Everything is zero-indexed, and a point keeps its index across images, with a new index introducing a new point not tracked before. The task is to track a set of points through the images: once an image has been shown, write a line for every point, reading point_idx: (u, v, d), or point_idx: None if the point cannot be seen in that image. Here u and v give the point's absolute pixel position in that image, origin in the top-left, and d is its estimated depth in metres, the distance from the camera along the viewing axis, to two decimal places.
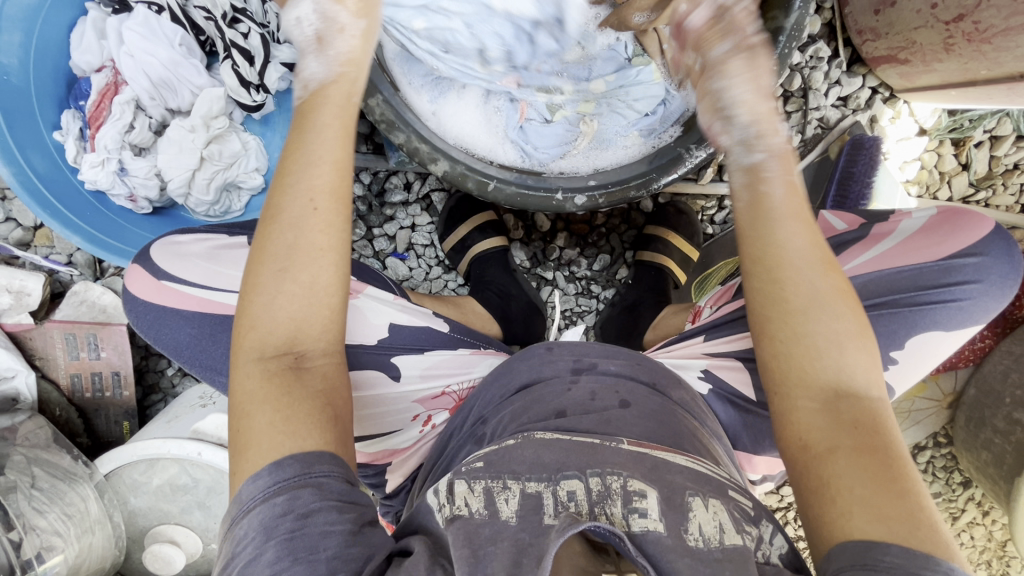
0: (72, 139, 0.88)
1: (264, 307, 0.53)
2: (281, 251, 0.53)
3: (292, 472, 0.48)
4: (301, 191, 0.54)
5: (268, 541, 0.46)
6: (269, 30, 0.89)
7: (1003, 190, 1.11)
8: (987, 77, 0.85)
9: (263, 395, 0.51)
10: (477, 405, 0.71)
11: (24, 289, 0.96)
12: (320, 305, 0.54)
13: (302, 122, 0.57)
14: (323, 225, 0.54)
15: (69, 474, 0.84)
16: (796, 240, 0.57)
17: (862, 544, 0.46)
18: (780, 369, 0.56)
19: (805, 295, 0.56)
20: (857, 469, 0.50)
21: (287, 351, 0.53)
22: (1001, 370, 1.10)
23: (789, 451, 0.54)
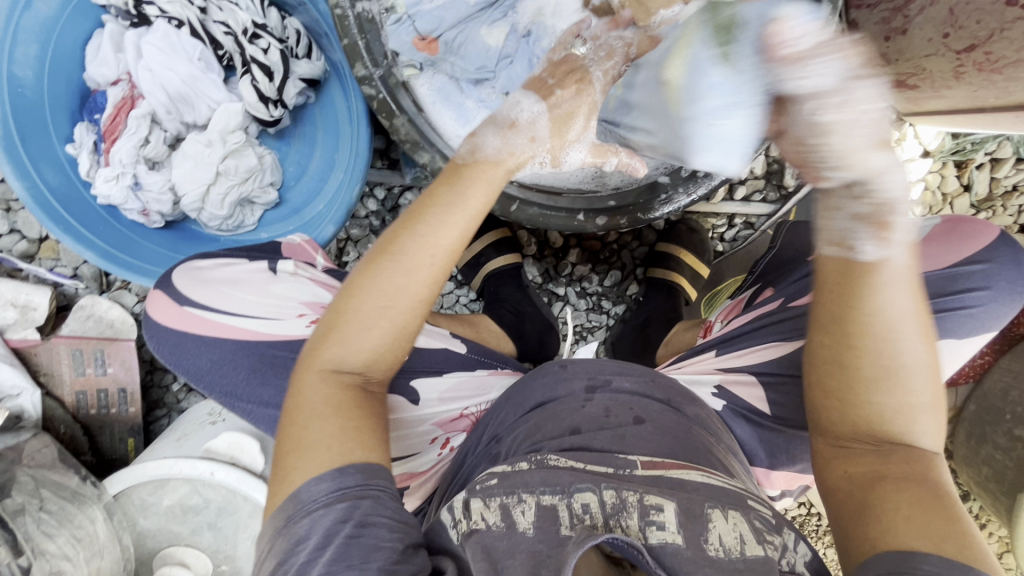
0: (86, 153, 0.86)
1: (348, 335, 0.55)
2: (390, 276, 0.54)
3: (354, 481, 0.49)
4: (426, 240, 0.55)
5: (327, 545, 0.47)
6: (288, 45, 0.88)
7: (1002, 211, 1.13)
8: (995, 105, 0.87)
9: (334, 410, 0.53)
10: (491, 424, 0.68)
11: (30, 304, 0.94)
12: (402, 339, 0.57)
13: (451, 176, 0.57)
14: (441, 275, 0.56)
15: (77, 496, 0.83)
16: (911, 302, 0.49)
17: (904, 553, 0.46)
18: (834, 407, 0.55)
19: (909, 360, 0.51)
20: (906, 497, 0.50)
21: (358, 372, 0.56)
22: (1002, 388, 1.11)
23: (838, 485, 0.55)
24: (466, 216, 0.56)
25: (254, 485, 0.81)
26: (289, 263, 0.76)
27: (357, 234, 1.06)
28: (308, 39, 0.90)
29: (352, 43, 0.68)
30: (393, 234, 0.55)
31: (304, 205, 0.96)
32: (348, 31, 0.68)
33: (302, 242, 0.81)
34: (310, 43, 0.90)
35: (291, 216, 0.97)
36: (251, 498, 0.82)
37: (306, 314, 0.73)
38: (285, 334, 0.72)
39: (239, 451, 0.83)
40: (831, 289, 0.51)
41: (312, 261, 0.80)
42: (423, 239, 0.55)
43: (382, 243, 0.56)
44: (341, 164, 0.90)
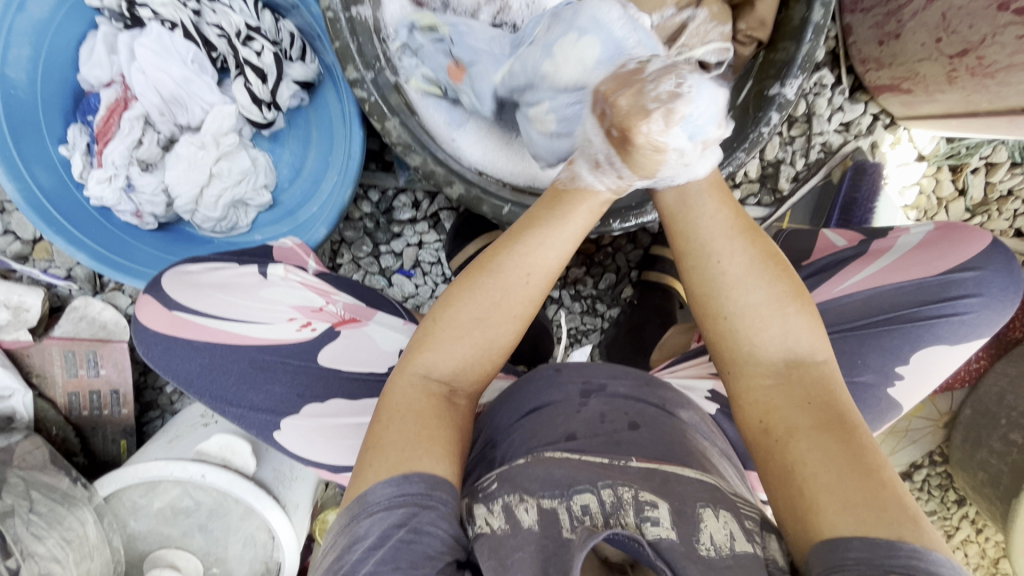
0: (79, 154, 0.87)
1: (445, 343, 0.57)
2: (489, 291, 0.57)
3: (417, 489, 0.48)
4: (526, 261, 0.57)
5: (379, 546, 0.46)
6: (282, 47, 0.89)
7: (997, 216, 1.11)
8: (988, 109, 0.87)
9: (418, 412, 0.54)
10: (486, 428, 0.67)
11: (21, 305, 0.93)
12: (487, 359, 0.59)
13: (552, 202, 0.58)
14: (533, 299, 0.58)
15: (67, 497, 0.83)
16: (719, 213, 0.59)
17: (835, 538, 0.44)
18: (734, 352, 0.58)
19: (732, 272, 0.57)
20: (820, 450, 0.50)
21: (446, 381, 0.57)
22: (997, 392, 1.11)
23: (755, 438, 0.55)
24: (562, 247, 0.58)
25: (246, 488, 0.81)
26: (279, 267, 0.76)
27: (351, 236, 1.06)
28: (302, 40, 0.90)
29: (343, 46, 0.69)
30: (493, 252, 0.58)
31: (298, 207, 0.96)
32: (340, 33, 0.68)
33: (295, 246, 0.81)
34: (304, 45, 0.90)
35: (285, 218, 0.97)
36: (242, 500, 0.82)
37: (297, 318, 0.74)
38: (275, 338, 0.72)
39: (230, 453, 0.82)
40: (675, 222, 0.60)
41: (305, 264, 0.80)
42: (520, 265, 0.57)
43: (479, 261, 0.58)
44: (335, 166, 0.90)
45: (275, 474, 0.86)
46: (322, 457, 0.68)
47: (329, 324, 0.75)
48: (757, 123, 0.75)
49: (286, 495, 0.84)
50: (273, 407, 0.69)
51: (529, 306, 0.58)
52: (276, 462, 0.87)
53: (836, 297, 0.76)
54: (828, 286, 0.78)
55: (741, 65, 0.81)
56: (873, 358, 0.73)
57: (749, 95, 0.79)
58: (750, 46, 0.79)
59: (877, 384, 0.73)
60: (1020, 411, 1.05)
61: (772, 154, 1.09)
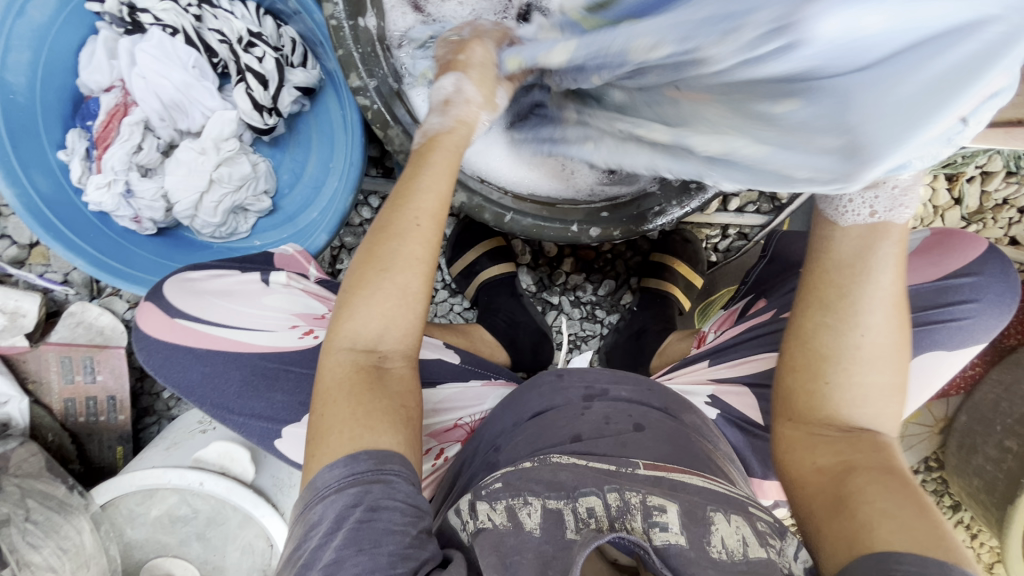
0: (78, 160, 0.86)
1: (355, 313, 0.54)
2: (392, 243, 0.54)
3: (366, 467, 0.48)
4: (410, 208, 0.55)
5: (338, 530, 0.46)
6: (283, 53, 0.88)
7: (992, 223, 1.13)
8: (985, 120, 0.88)
9: (350, 392, 0.51)
10: (488, 434, 0.67)
11: (18, 310, 0.93)
12: (409, 312, 0.55)
13: (415, 161, 0.57)
14: (436, 239, 0.55)
15: (64, 505, 0.82)
16: (889, 285, 0.53)
17: (884, 552, 0.44)
18: (814, 399, 0.55)
19: (867, 342, 0.53)
20: (878, 488, 0.49)
21: (372, 349, 0.54)
22: (993, 399, 1.11)
23: (810, 480, 0.53)
24: (444, 182, 0.56)
25: (244, 495, 0.80)
26: (282, 275, 0.77)
27: (352, 242, 1.06)
28: (303, 47, 0.90)
29: (347, 52, 0.69)
30: (384, 209, 0.55)
31: (298, 212, 0.96)
32: (344, 41, 0.68)
33: (296, 252, 0.81)
34: (306, 50, 0.90)
35: (285, 223, 0.97)
36: (241, 508, 0.81)
37: (298, 325, 0.73)
38: (276, 346, 0.71)
39: (229, 461, 0.82)
40: (814, 276, 0.55)
41: (305, 272, 0.81)
42: (411, 207, 0.55)
43: (377, 220, 0.56)
44: (335, 171, 0.89)
45: (275, 482, 0.84)
46: None
47: None
48: None
49: (285, 502, 0.84)
50: (274, 415, 0.69)
51: (434, 240, 0.55)
52: (275, 469, 0.85)
53: None
54: None
55: None
56: None
57: None
58: None
59: None
60: (1015, 418, 1.05)
61: None
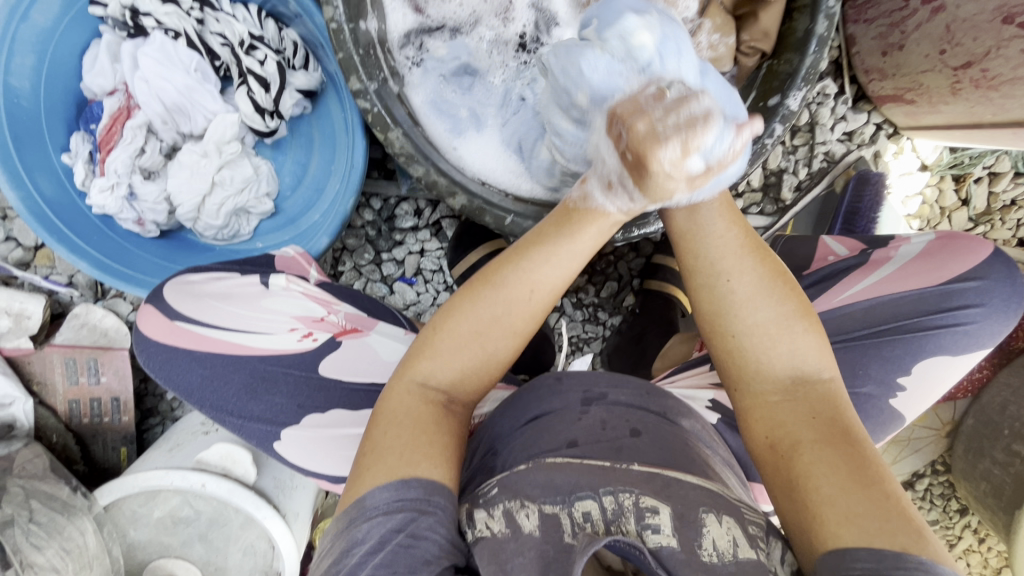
0: (82, 162, 0.87)
1: (441, 353, 0.56)
2: (495, 304, 0.54)
3: (416, 494, 0.49)
4: (527, 278, 0.54)
5: (378, 550, 0.47)
6: (285, 57, 0.88)
7: (1000, 225, 1.11)
8: (992, 121, 0.87)
9: (413, 420, 0.53)
10: (487, 437, 0.66)
11: (23, 312, 0.94)
12: (486, 371, 0.57)
13: (563, 215, 0.54)
14: (535, 319, 0.56)
15: (67, 507, 0.83)
16: (729, 233, 0.57)
17: (841, 550, 0.45)
18: (739, 363, 0.57)
19: (740, 291, 0.56)
20: (824, 464, 0.50)
21: (446, 391, 0.56)
22: (1000, 402, 1.10)
23: (763, 456, 0.54)
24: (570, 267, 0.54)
25: (246, 497, 0.81)
26: (281, 278, 0.76)
27: (353, 244, 1.06)
28: (305, 49, 0.89)
29: (347, 56, 0.68)
30: (502, 262, 0.55)
31: (299, 215, 0.96)
32: (344, 44, 0.67)
33: (296, 255, 0.81)
34: (307, 53, 0.89)
35: (287, 225, 0.97)
36: (242, 510, 0.81)
37: (297, 329, 0.74)
38: (277, 349, 0.72)
39: (231, 463, 0.82)
40: (682, 241, 0.58)
41: (305, 274, 0.80)
42: (526, 275, 0.54)
43: (487, 269, 0.55)
44: (337, 173, 0.89)
45: (276, 483, 0.85)
46: (323, 469, 0.67)
47: (329, 334, 0.74)
48: (760, 135, 0.73)
49: (287, 504, 0.84)
50: (274, 417, 0.69)
51: (531, 321, 0.56)
52: (277, 470, 0.86)
53: (838, 307, 0.76)
54: (829, 296, 0.77)
55: (745, 75, 0.80)
56: (874, 367, 0.73)
57: (755, 103, 0.77)
58: (753, 57, 0.78)
59: (879, 396, 0.73)
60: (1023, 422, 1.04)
61: (774, 163, 1.08)
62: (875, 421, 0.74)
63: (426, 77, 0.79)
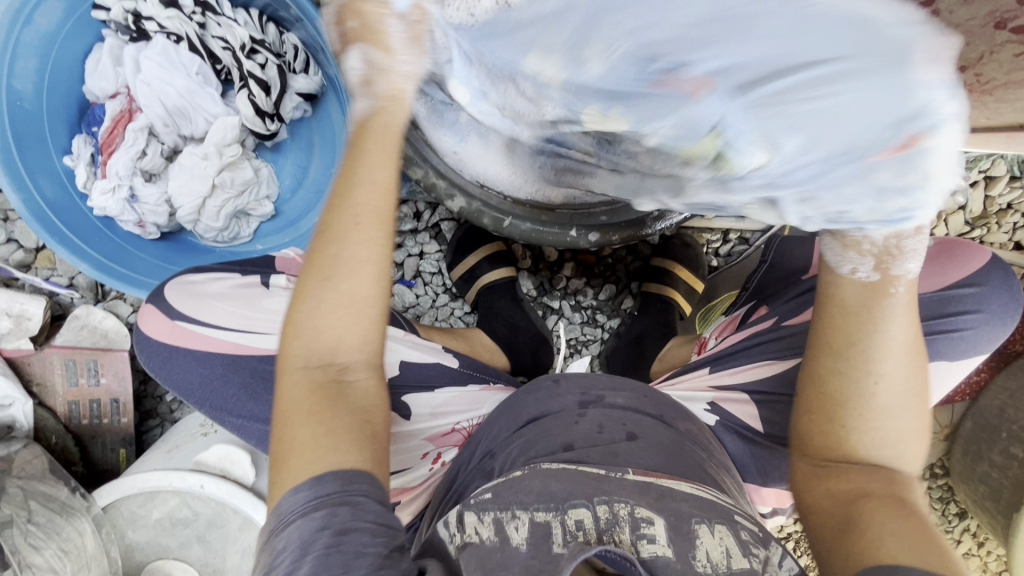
0: (83, 164, 0.87)
1: (304, 325, 0.53)
2: (335, 247, 0.52)
3: (332, 488, 0.47)
4: (347, 207, 0.52)
5: (304, 556, 0.44)
6: (286, 60, 0.90)
7: (997, 228, 1.12)
8: (987, 125, 0.87)
9: (305, 408, 0.51)
10: (484, 439, 0.67)
11: (24, 313, 0.94)
12: (363, 318, 0.53)
13: (358, 146, 0.53)
14: (381, 237, 0.53)
15: (65, 508, 0.82)
16: (904, 330, 0.52)
17: (891, 566, 0.45)
18: (843, 439, 0.56)
19: (892, 392, 0.54)
20: (886, 510, 0.50)
21: (326, 362, 0.53)
22: (998, 405, 1.10)
23: (822, 506, 0.54)
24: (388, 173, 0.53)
25: (244, 498, 0.81)
26: (281, 278, 0.77)
27: None
28: (305, 53, 0.90)
29: None
30: (329, 213, 0.53)
31: (299, 217, 0.97)
32: None
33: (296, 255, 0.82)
34: (308, 57, 0.91)
35: (286, 228, 0.98)
36: (240, 511, 0.81)
37: None
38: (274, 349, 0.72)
39: (230, 464, 0.82)
40: (830, 330, 0.54)
41: None
42: (348, 207, 0.52)
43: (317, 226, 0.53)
44: None
45: None
46: None
47: None
48: None
49: None
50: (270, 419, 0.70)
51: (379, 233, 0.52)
52: None
53: None
54: None
55: None
56: None
57: None
58: None
59: None
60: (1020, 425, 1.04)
61: None
62: None
63: None
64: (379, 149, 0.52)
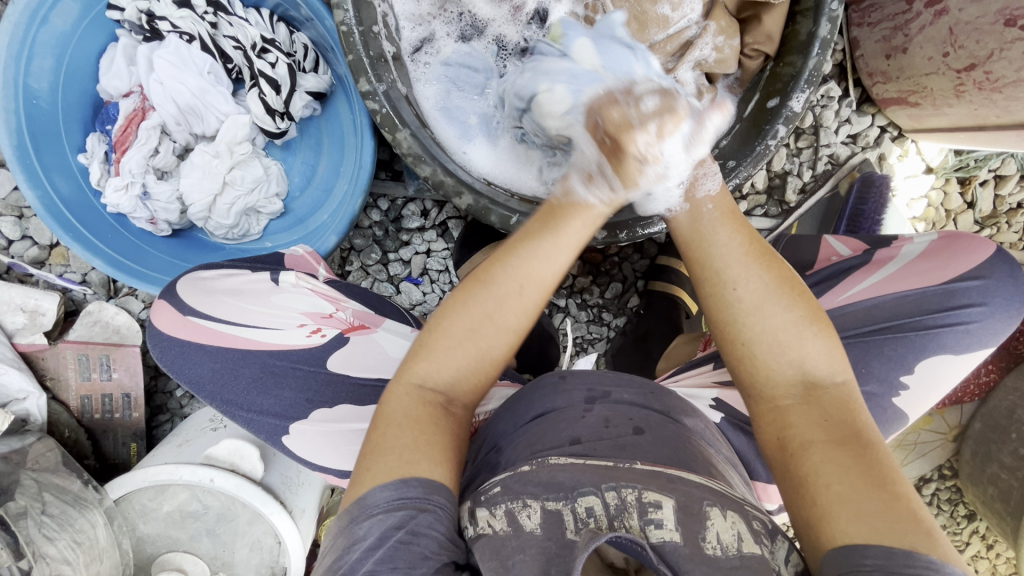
0: (97, 162, 0.89)
1: (435, 355, 0.56)
2: (490, 300, 0.56)
3: (415, 493, 0.49)
4: (516, 271, 0.56)
5: (378, 546, 0.47)
6: (296, 60, 0.91)
7: (1006, 228, 1.11)
8: (996, 123, 0.87)
9: (411, 419, 0.54)
10: (490, 433, 0.67)
11: (38, 309, 0.96)
12: (481, 369, 0.57)
13: (548, 218, 0.58)
14: (527, 313, 0.57)
15: (79, 500, 0.84)
16: (732, 242, 0.60)
17: (847, 547, 0.45)
18: (749, 367, 0.57)
19: (747, 298, 0.57)
20: (833, 461, 0.50)
21: (442, 391, 0.56)
22: (1007, 406, 1.09)
23: (773, 454, 0.54)
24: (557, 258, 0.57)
25: (253, 492, 0.81)
26: (291, 275, 0.78)
27: (361, 244, 1.07)
28: (315, 52, 0.92)
29: (356, 58, 0.69)
30: (492, 267, 0.57)
31: (308, 215, 0.98)
32: (354, 46, 0.68)
33: (306, 254, 0.83)
34: (317, 57, 0.92)
35: (296, 225, 0.99)
36: (249, 505, 0.82)
37: (307, 324, 0.75)
38: (287, 343, 0.73)
39: (239, 458, 0.82)
40: (691, 252, 0.61)
41: (315, 272, 0.82)
42: (513, 277, 0.56)
43: (480, 273, 0.57)
44: (345, 174, 0.91)
45: (283, 480, 0.86)
46: (329, 463, 0.69)
47: (338, 331, 0.76)
48: (763, 136, 0.74)
49: (293, 500, 0.85)
50: (282, 413, 0.70)
51: (526, 315, 0.57)
52: (284, 466, 0.87)
53: (841, 305, 0.76)
54: (833, 295, 0.78)
55: (748, 77, 0.80)
56: (877, 366, 0.72)
57: (758, 103, 0.78)
58: (756, 59, 0.78)
59: (884, 396, 0.73)
60: None
61: (779, 165, 1.08)
62: (882, 422, 0.73)
63: (433, 77, 0.81)
64: (567, 229, 0.57)
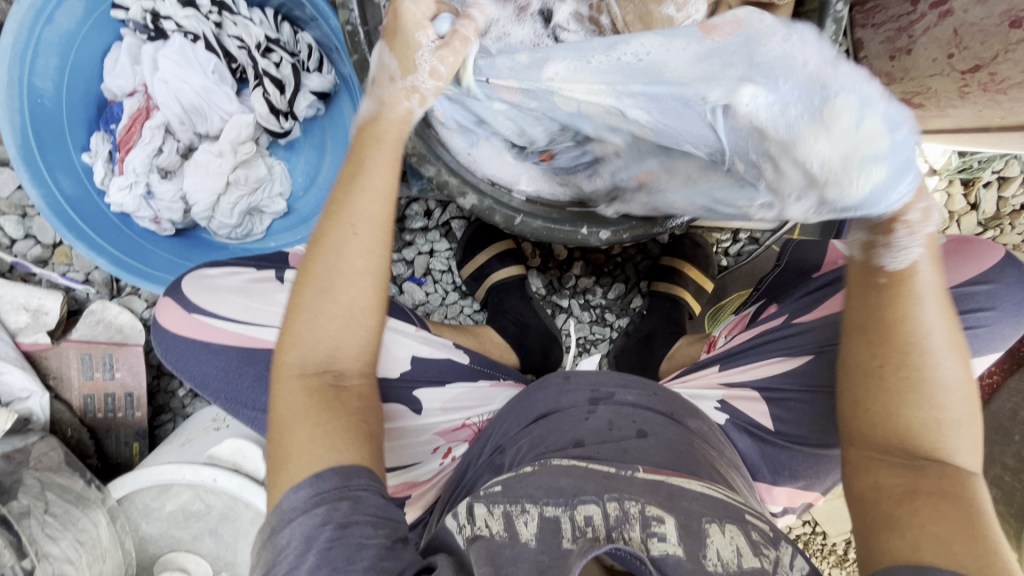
0: (101, 161, 0.89)
1: (301, 333, 0.55)
2: (327, 255, 0.55)
3: (332, 484, 0.49)
4: (345, 219, 0.55)
5: (307, 552, 0.47)
6: (300, 59, 0.91)
7: (1010, 230, 1.12)
8: (1000, 125, 0.87)
9: (304, 411, 0.52)
10: (494, 435, 0.67)
11: (41, 308, 0.95)
12: (360, 326, 0.56)
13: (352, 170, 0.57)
14: (377, 252, 0.56)
15: (81, 499, 0.84)
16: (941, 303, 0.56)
17: (919, 565, 0.46)
18: (870, 417, 0.57)
19: (919, 360, 0.55)
20: (928, 511, 0.50)
21: (325, 368, 0.55)
22: (1010, 408, 1.09)
23: (866, 497, 0.55)
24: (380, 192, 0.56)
25: (256, 492, 0.81)
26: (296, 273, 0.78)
27: None
28: (319, 52, 0.92)
29: (361, 58, 0.69)
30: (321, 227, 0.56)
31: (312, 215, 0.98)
32: (358, 46, 0.68)
33: None
34: (321, 56, 0.92)
35: (299, 225, 0.99)
36: (252, 505, 0.82)
37: None
38: None
39: (242, 458, 0.83)
40: (860, 292, 0.58)
41: None
42: (345, 224, 0.55)
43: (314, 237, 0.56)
44: None
45: None
46: None
47: None
48: None
49: None
50: None
51: (376, 253, 0.56)
52: None
53: None
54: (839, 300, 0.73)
55: None
56: None
57: None
58: None
59: None
60: None
61: None
62: None
63: None
64: (379, 162, 0.56)
